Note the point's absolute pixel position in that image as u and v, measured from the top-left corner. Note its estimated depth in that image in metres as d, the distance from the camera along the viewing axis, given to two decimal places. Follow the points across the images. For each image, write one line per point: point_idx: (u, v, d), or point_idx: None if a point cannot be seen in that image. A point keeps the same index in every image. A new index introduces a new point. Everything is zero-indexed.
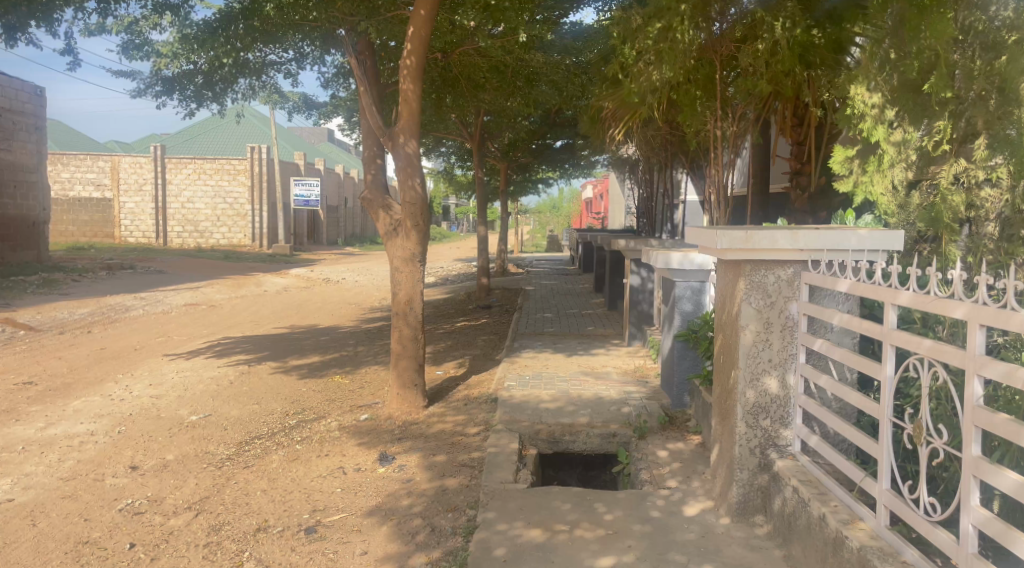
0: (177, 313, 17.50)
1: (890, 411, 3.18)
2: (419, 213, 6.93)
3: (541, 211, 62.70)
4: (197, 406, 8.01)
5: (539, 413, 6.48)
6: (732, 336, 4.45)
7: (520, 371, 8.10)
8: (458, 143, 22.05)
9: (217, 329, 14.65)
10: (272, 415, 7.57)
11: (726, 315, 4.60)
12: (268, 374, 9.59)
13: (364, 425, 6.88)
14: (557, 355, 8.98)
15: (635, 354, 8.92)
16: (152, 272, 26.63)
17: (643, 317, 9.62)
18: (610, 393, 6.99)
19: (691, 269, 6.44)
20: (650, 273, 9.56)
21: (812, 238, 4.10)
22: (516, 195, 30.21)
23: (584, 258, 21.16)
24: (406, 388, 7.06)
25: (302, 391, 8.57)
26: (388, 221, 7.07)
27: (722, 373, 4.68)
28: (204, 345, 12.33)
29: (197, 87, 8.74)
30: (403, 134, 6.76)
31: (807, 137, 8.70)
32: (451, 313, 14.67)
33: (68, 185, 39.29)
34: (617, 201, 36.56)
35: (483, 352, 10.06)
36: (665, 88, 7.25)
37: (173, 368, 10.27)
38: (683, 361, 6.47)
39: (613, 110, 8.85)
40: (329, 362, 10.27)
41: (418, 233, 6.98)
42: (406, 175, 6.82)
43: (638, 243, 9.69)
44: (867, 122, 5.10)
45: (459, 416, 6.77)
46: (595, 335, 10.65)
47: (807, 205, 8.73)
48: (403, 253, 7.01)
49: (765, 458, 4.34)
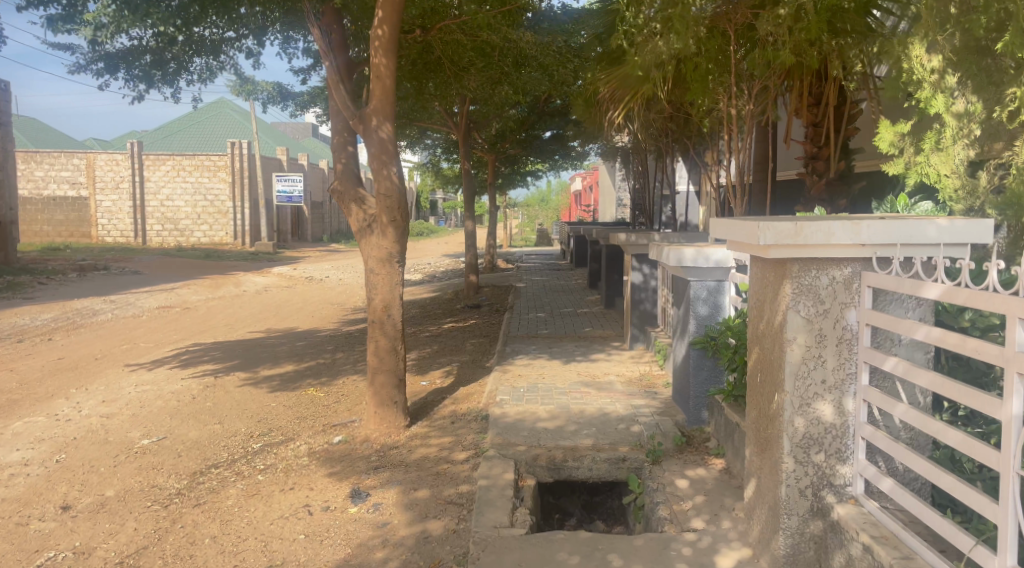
0: (148, 317, 16.55)
1: (1019, 463, 2.37)
2: (396, 206, 6.07)
3: (530, 204, 61.89)
4: (151, 427, 7.13)
5: (537, 435, 5.66)
6: (775, 351, 3.64)
7: (514, 382, 7.26)
8: (444, 135, 21.15)
9: (188, 334, 13.73)
10: (234, 437, 6.71)
11: (764, 324, 3.79)
12: (236, 386, 8.71)
13: (337, 450, 6.04)
14: (554, 362, 8.16)
15: (640, 360, 8.11)
16: (127, 273, 25.58)
17: (646, 318, 8.88)
18: (616, 408, 6.17)
19: (707, 267, 5.62)
20: (653, 270, 8.79)
21: (878, 230, 3.27)
22: (504, 188, 29.34)
23: (576, 252, 20.39)
24: (384, 406, 6.22)
25: (272, 407, 7.71)
26: (362, 216, 6.23)
27: (760, 395, 3.87)
28: (170, 353, 11.41)
29: (146, 64, 7.90)
30: (375, 116, 5.89)
31: (824, 118, 7.94)
32: (439, 314, 13.83)
33: (42, 184, 38.06)
34: (607, 192, 35.73)
35: (472, 358, 9.22)
36: (671, 61, 6.50)
37: (132, 381, 9.38)
38: (700, 372, 5.70)
39: (612, 92, 8.02)
40: (304, 372, 9.40)
41: (396, 230, 6.13)
42: (379, 162, 5.95)
43: (641, 236, 8.89)
44: (924, 90, 4.15)
45: (445, 439, 5.93)
46: (594, 338, 9.83)
47: (824, 192, 8.03)
48: (379, 252, 6.16)
49: (818, 502, 3.53)
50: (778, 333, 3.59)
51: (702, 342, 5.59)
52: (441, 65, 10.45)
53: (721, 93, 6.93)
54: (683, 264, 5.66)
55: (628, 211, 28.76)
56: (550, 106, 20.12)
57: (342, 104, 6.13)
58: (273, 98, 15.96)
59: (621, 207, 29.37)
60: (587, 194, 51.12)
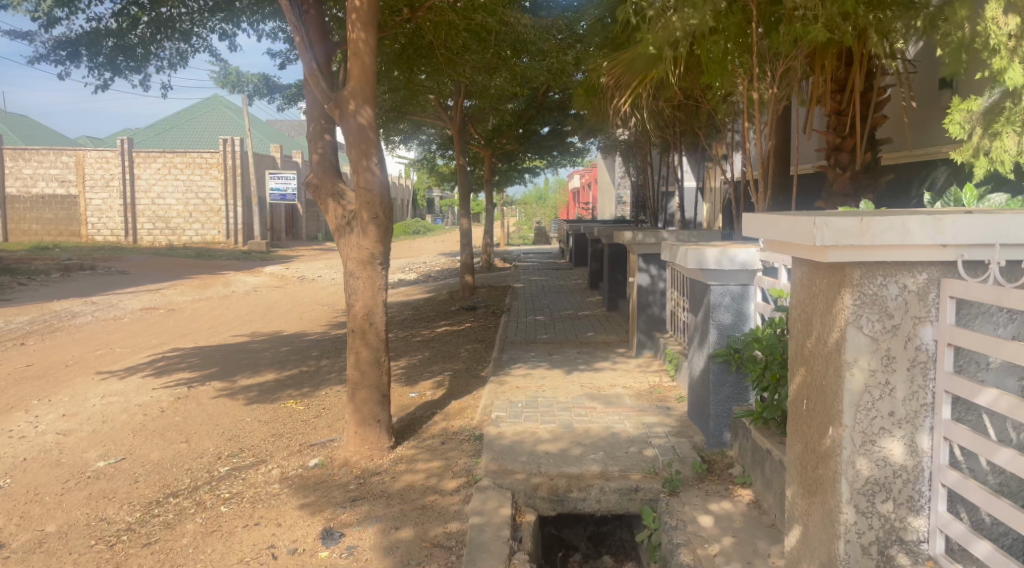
0: (130, 319, 15.86)
1: None
2: (378, 201, 5.39)
3: (528, 202, 61.17)
4: (111, 446, 6.46)
5: (537, 460, 4.99)
6: (829, 376, 2.99)
7: (511, 395, 6.59)
8: (439, 130, 20.50)
9: (168, 338, 13.02)
10: (200, 458, 6.03)
11: (814, 341, 3.14)
12: (209, 399, 8.02)
13: (311, 475, 5.37)
14: (555, 372, 7.51)
15: (649, 370, 7.43)
16: (113, 273, 24.83)
17: (654, 322, 8.29)
18: (626, 427, 5.51)
19: (731, 270, 4.96)
20: (661, 270, 8.17)
21: (966, 228, 2.61)
22: (501, 185, 28.65)
23: (576, 251, 19.75)
24: (366, 425, 5.55)
25: (246, 422, 7.04)
26: (342, 212, 5.57)
27: (807, 426, 3.22)
28: (145, 360, 10.71)
29: (109, 49, 7.17)
30: (352, 99, 5.22)
31: (849, 105, 7.29)
32: (433, 316, 13.14)
33: (30, 182, 37.32)
34: (607, 189, 35.04)
35: (466, 367, 8.55)
36: (687, 41, 5.79)
37: (100, 391, 8.70)
38: (722, 389, 5.05)
39: (616, 77, 7.34)
40: (285, 381, 8.72)
41: (378, 228, 5.45)
42: (358, 151, 5.28)
43: (647, 234, 8.20)
44: (1001, 61, 4.38)
45: (433, 464, 5.27)
46: (597, 343, 9.15)
47: (849, 186, 7.36)
48: (359, 253, 5.49)
49: (885, 561, 2.89)
50: (834, 355, 2.95)
51: (724, 355, 4.94)
52: (432, 50, 9.80)
53: (741, 75, 6.22)
54: (703, 266, 4.99)
55: (628, 208, 28.12)
56: (548, 100, 19.43)
57: (317, 86, 5.47)
58: (260, 90, 15.26)
59: (621, 204, 28.71)
60: (585, 191, 50.53)
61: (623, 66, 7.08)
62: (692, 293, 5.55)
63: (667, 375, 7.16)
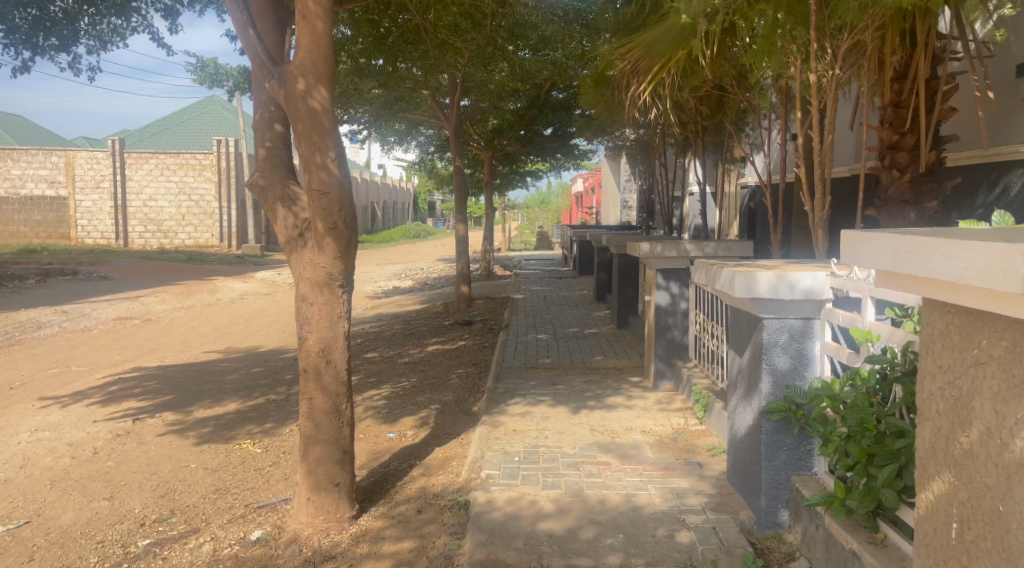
0: (100, 331, 14.71)
1: None
2: (336, 208, 4.23)
3: (529, 205, 60.15)
4: (18, 504, 5.30)
5: (538, 546, 3.82)
6: (1012, 505, 1.83)
7: (506, 444, 5.40)
8: (437, 130, 19.38)
9: (135, 354, 11.88)
10: (120, 523, 4.87)
11: (974, 437, 1.98)
12: (155, 436, 6.85)
13: (249, 557, 4.20)
14: (559, 409, 6.34)
15: (669, 408, 6.26)
16: (95, 278, 23.69)
17: (674, 348, 7.17)
18: (652, 498, 4.33)
19: (791, 301, 3.78)
20: (683, 289, 7.09)
21: None
22: (502, 188, 27.48)
23: (580, 258, 18.65)
24: (321, 490, 4.40)
25: (189, 470, 5.87)
26: (293, 221, 4.42)
27: (956, 565, 2.06)
28: (99, 382, 9.54)
29: (27, 26, 6.89)
30: (301, 76, 4.06)
31: (910, 96, 6.12)
32: (424, 332, 11.96)
33: (19, 183, 36.22)
34: (611, 194, 33.82)
35: (457, 398, 7.37)
36: (724, 11, 4.62)
37: (35, 422, 7.55)
38: (777, 453, 3.89)
39: (633, 63, 6.27)
40: (247, 413, 7.54)
41: (337, 242, 4.30)
42: (309, 142, 4.12)
43: (668, 246, 7.01)
44: None
45: (403, 546, 4.10)
46: (606, 370, 7.97)
47: (909, 192, 6.18)
48: (312, 273, 4.36)
49: None
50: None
51: (782, 413, 3.78)
52: (422, 35, 9.00)
53: (792, 56, 5.00)
54: (754, 296, 3.80)
55: (633, 213, 27.04)
56: (552, 99, 18.29)
57: (260, 61, 4.32)
58: (241, 84, 14.13)
59: (626, 208, 27.60)
60: (589, 195, 49.53)
61: (642, 49, 5.96)
62: (734, 327, 4.39)
63: (693, 416, 6.01)
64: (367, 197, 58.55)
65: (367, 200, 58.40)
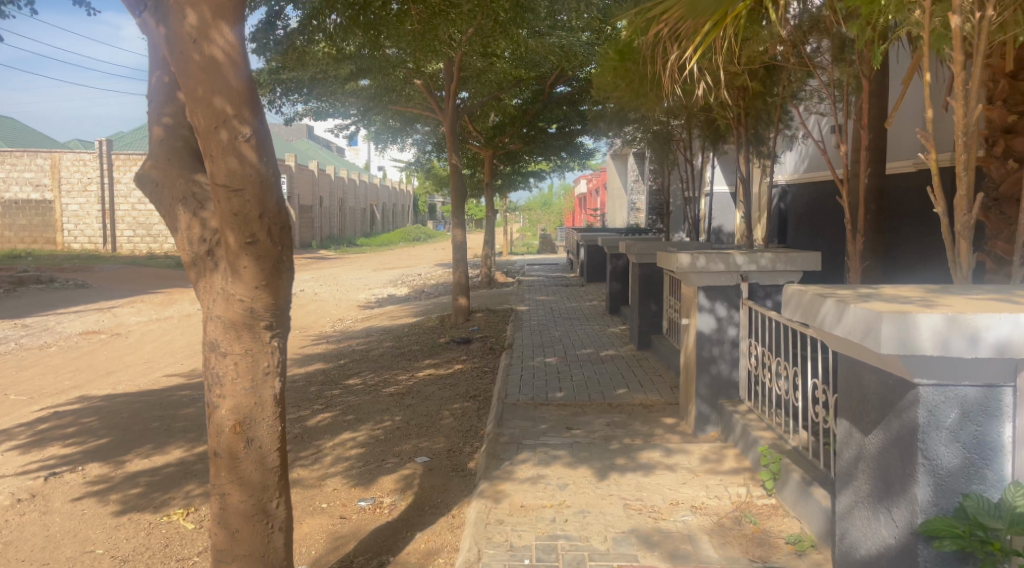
0: (59, 348, 13.26)
1: None
2: (256, 211, 2.80)
3: (531, 207, 58.76)
4: None
5: None
6: None
7: (512, 533, 3.97)
8: (433, 126, 17.97)
9: (87, 378, 10.42)
10: None
11: None
12: (65, 503, 5.38)
13: None
14: (579, 471, 4.91)
15: (720, 469, 4.83)
16: (71, 285, 22.21)
17: (720, 386, 5.74)
18: None
19: (971, 358, 2.32)
20: (731, 310, 5.69)
21: None
22: (504, 189, 26.02)
23: (588, 263, 17.26)
24: None
25: (91, 559, 4.43)
26: (199, 232, 3.01)
27: None
28: (30, 417, 8.06)
29: None
30: (191, 7, 2.69)
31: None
32: (416, 352, 10.51)
33: (3, 186, 34.84)
34: (617, 195, 32.45)
35: (449, 448, 5.93)
36: None
37: None
38: None
39: (672, 25, 4.85)
40: (192, 466, 6.08)
41: (258, 264, 2.88)
42: (206, 109, 2.69)
43: (712, 258, 5.59)
44: None
45: None
46: (632, 409, 6.54)
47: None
48: (226, 311, 2.94)
49: None
50: None
51: (958, 540, 2.35)
52: None
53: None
54: (910, 351, 2.35)
55: (642, 215, 25.63)
56: (556, 94, 16.88)
57: None
58: None
59: (633, 210, 26.20)
60: (593, 196, 48.23)
61: (683, 7, 4.48)
62: (850, 388, 2.95)
63: (756, 484, 4.55)
64: (365, 199, 57.13)
65: (365, 203, 56.92)
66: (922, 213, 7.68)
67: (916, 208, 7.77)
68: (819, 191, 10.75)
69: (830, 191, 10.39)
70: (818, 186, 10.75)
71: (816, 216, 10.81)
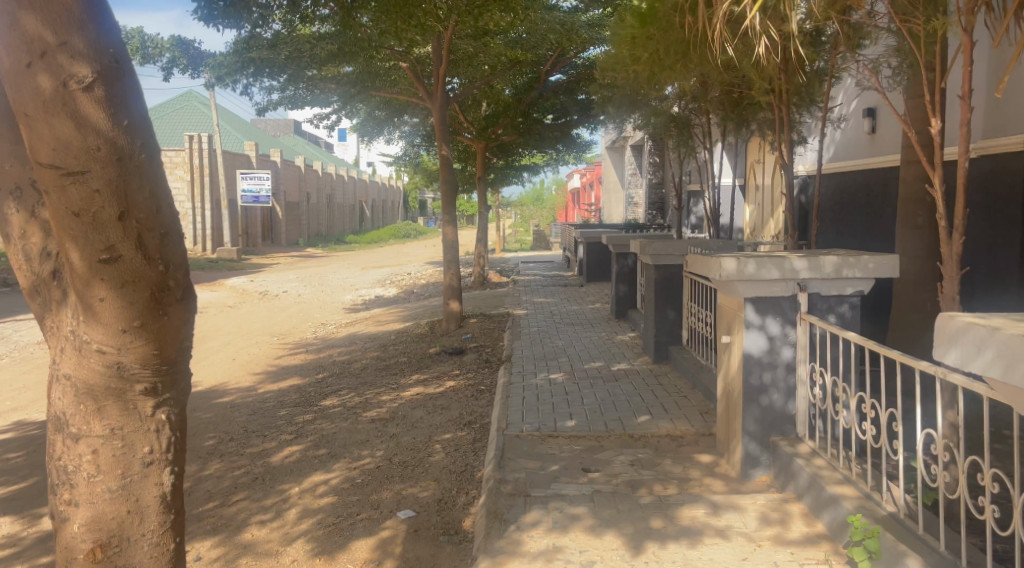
0: (11, 361, 12.03)
1: None
2: (106, 202, 1.87)
3: (524, 202, 57.82)
4: None
5: None
6: None
7: None
8: (422, 116, 16.81)
9: (31, 398, 9.23)
10: None
11: None
12: None
13: None
14: (605, 538, 3.84)
15: (788, 536, 3.75)
16: None
17: (774, 420, 4.64)
18: None
19: None
20: (786, 328, 4.60)
21: None
22: (496, 184, 24.93)
23: (587, 262, 16.18)
24: None
25: None
26: (40, 243, 2.11)
27: None
28: None
29: None
30: None
31: None
32: (402, 365, 9.40)
33: None
34: (614, 190, 31.48)
35: (441, 499, 4.85)
36: None
37: None
38: None
39: None
40: None
41: (121, 299, 1.95)
42: (10, 30, 1.85)
43: (764, 262, 4.50)
44: None
45: None
46: (659, 444, 5.47)
47: None
48: (78, 368, 2.04)
49: None
50: None
51: None
52: None
53: None
54: None
55: (640, 209, 24.61)
56: (550, 82, 15.78)
57: None
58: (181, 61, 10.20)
59: (631, 205, 25.06)
60: (587, 190, 47.08)
61: None
62: None
63: (840, 561, 3.48)
64: (353, 195, 55.94)
65: (353, 199, 55.67)
66: (986, 208, 6.64)
67: (978, 202, 6.74)
68: (848, 182, 9.70)
69: (862, 183, 9.33)
70: (847, 178, 9.69)
71: (845, 211, 9.77)
